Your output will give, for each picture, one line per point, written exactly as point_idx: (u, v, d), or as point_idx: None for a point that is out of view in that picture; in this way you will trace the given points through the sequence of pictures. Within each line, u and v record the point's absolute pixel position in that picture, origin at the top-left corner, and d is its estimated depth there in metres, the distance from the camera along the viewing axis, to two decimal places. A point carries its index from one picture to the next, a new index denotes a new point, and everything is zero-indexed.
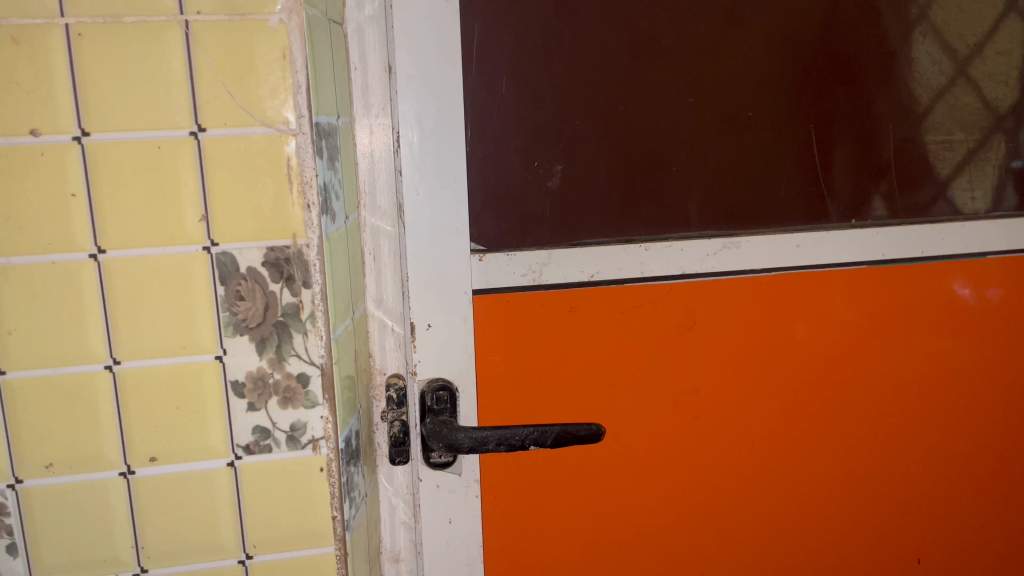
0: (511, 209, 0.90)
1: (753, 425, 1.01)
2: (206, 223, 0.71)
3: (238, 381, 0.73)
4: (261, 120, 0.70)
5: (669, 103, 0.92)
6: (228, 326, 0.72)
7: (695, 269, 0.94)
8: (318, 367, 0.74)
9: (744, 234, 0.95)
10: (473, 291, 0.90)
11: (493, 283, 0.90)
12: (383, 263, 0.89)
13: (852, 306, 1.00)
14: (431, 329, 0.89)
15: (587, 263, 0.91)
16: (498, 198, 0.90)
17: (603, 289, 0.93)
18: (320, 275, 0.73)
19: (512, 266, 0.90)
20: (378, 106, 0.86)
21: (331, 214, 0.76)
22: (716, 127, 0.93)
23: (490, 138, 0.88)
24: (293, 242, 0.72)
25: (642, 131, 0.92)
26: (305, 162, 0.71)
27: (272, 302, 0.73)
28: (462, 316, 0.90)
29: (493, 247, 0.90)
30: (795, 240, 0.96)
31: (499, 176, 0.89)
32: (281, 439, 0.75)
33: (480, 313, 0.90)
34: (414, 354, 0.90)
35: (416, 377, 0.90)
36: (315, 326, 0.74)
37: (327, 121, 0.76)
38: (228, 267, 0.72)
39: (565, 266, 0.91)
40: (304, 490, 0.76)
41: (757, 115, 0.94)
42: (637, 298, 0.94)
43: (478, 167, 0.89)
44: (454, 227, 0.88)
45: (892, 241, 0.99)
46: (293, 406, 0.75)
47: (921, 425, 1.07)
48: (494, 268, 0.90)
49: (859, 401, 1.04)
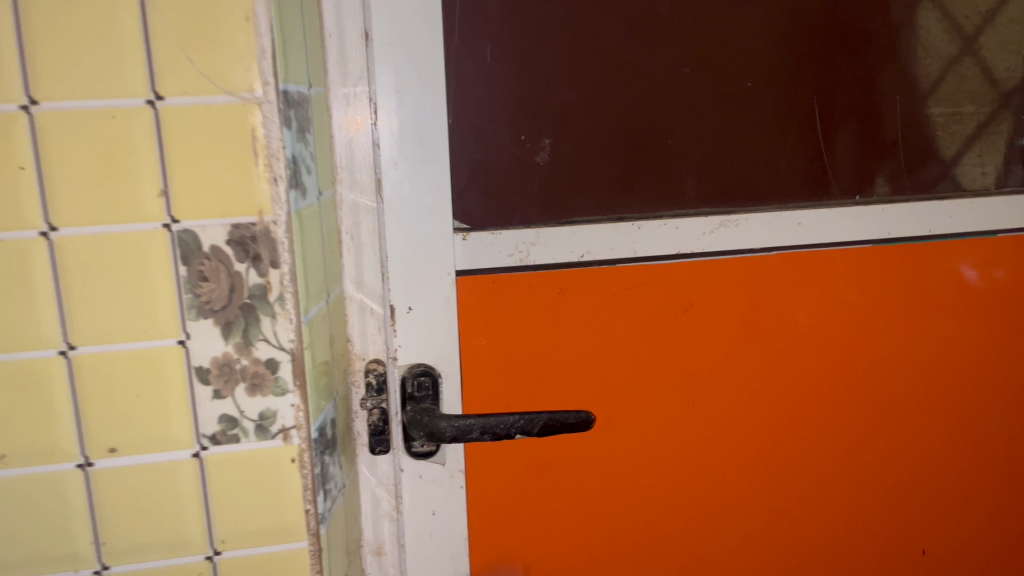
0: (496, 186, 0.85)
1: (751, 411, 0.97)
2: (166, 199, 0.66)
3: (202, 368, 0.69)
4: (224, 88, 0.65)
5: (664, 73, 0.87)
6: (191, 309, 0.68)
7: (691, 249, 0.90)
8: (287, 352, 0.70)
9: (743, 212, 0.90)
10: (457, 272, 0.85)
11: (477, 263, 0.85)
12: (364, 241, 0.84)
13: (856, 288, 0.96)
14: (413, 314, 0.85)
15: (577, 242, 0.87)
16: (482, 174, 0.85)
17: (594, 270, 0.88)
18: (289, 254, 0.68)
19: (498, 246, 0.85)
20: (357, 73, 0.80)
21: (302, 189, 0.71)
22: (713, 99, 0.88)
23: (474, 111, 0.83)
24: (259, 219, 0.68)
25: (635, 103, 0.87)
26: (271, 133, 0.67)
27: (238, 284, 0.68)
28: (445, 298, 0.86)
29: (478, 225, 0.85)
30: (796, 218, 0.91)
31: (485, 150, 0.84)
32: (249, 429, 0.70)
33: (464, 295, 0.86)
34: (394, 339, 0.85)
35: (397, 364, 0.86)
36: (284, 309, 0.69)
37: (297, 89, 0.71)
38: (190, 246, 0.67)
39: (555, 245, 0.86)
40: (274, 483, 0.72)
41: (756, 86, 0.89)
42: (630, 279, 0.89)
43: (462, 140, 0.84)
44: (436, 205, 0.83)
45: (898, 219, 0.94)
46: (262, 394, 0.70)
47: (927, 412, 1.02)
48: (480, 247, 0.85)
49: (863, 387, 0.99)
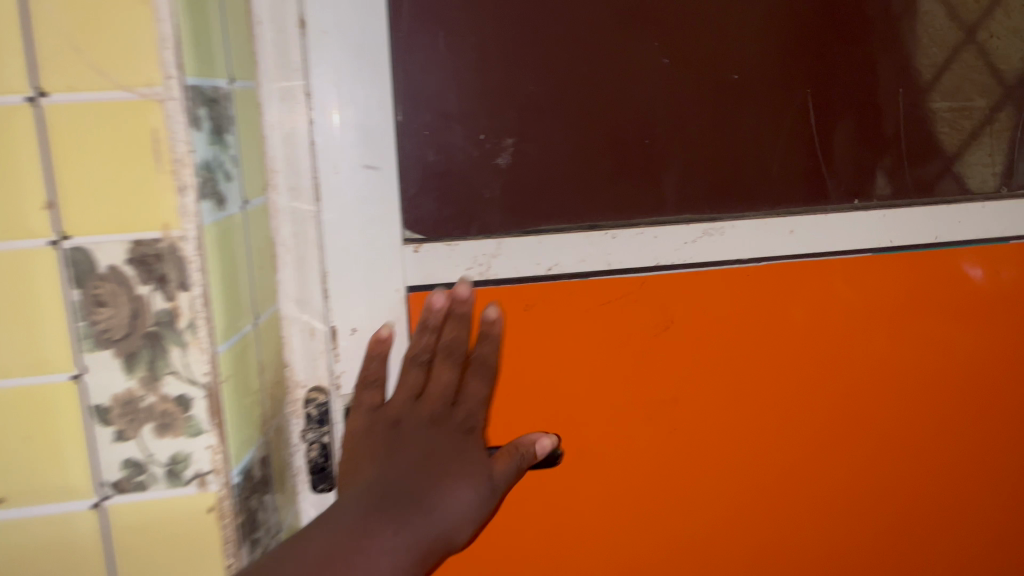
0: (450, 190, 0.75)
1: (737, 436, 0.88)
2: (53, 211, 0.57)
3: (102, 407, 0.60)
4: (118, 82, 0.56)
5: (639, 64, 0.77)
6: (86, 339, 0.59)
7: (671, 261, 0.80)
8: (201, 387, 0.61)
9: (728, 218, 0.80)
10: (407, 287, 0.76)
11: (431, 278, 0.76)
12: (305, 253, 0.76)
13: (857, 302, 0.86)
14: (356, 336, 0.77)
15: (544, 254, 0.77)
16: (433, 177, 0.74)
17: (563, 284, 0.78)
18: (200, 274, 0.59)
19: (454, 259, 0.76)
20: (295, 65, 0.72)
21: (217, 198, 0.62)
22: (693, 94, 0.78)
23: (426, 106, 0.73)
24: (164, 234, 0.58)
25: (607, 97, 0.77)
26: (175, 134, 0.57)
27: (141, 309, 0.59)
28: (394, 316, 0.77)
29: (432, 235, 0.76)
30: (788, 225, 0.81)
31: (437, 150, 0.74)
32: (158, 475, 0.61)
33: (416, 313, 0.77)
34: (336, 364, 0.77)
35: (340, 393, 0.77)
36: (196, 337, 0.60)
37: (211, 84, 0.62)
38: (83, 266, 0.58)
39: (518, 258, 0.76)
40: (189, 536, 0.63)
41: (742, 77, 0.79)
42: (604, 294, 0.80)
43: (411, 140, 0.74)
44: (383, 212, 0.74)
45: (902, 225, 0.84)
46: (172, 434, 0.61)
47: (934, 439, 0.92)
48: (433, 260, 0.76)
49: (861, 411, 0.90)
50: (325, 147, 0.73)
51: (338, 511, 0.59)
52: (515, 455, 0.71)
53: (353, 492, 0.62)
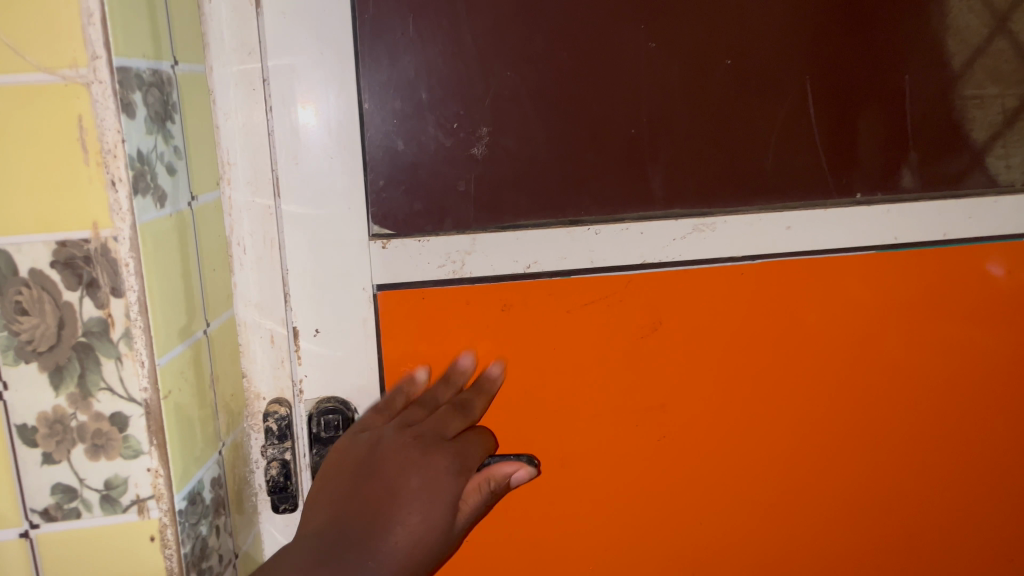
0: (420, 182, 0.69)
1: (731, 446, 0.82)
2: None
3: (26, 428, 0.53)
4: (38, 63, 0.50)
5: (627, 46, 0.70)
6: (6, 351, 0.52)
7: (658, 258, 0.74)
8: (140, 405, 0.55)
9: (720, 214, 0.74)
10: (376, 287, 0.70)
11: (400, 278, 0.70)
12: (264, 253, 0.70)
13: (860, 303, 0.79)
14: (319, 340, 0.71)
15: (523, 251, 0.71)
16: (400, 169, 0.68)
17: (545, 284, 0.72)
18: (137, 278, 0.53)
19: (427, 254, 0.69)
20: (250, 48, 0.66)
21: (157, 193, 0.56)
22: (690, 80, 0.72)
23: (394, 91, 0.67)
24: (94, 234, 0.52)
25: (593, 81, 0.70)
26: (105, 121, 0.51)
27: (69, 318, 0.53)
28: (361, 319, 0.71)
29: (401, 230, 0.69)
30: (784, 220, 0.75)
31: (405, 139, 0.68)
32: (92, 501, 0.55)
33: (384, 314, 0.70)
34: (298, 369, 0.71)
35: (303, 399, 0.72)
36: (132, 349, 0.54)
37: (149, 67, 0.55)
38: (2, 270, 0.51)
39: (495, 256, 0.70)
40: (129, 567, 0.57)
41: (734, 64, 0.72)
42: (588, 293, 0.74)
43: (377, 128, 0.67)
44: (346, 207, 0.68)
45: (909, 222, 0.77)
46: (107, 456, 0.55)
47: (945, 451, 0.86)
48: (403, 258, 0.69)
49: (862, 420, 0.83)
50: (280, 134, 0.67)
51: (276, 564, 0.50)
52: (480, 494, 0.64)
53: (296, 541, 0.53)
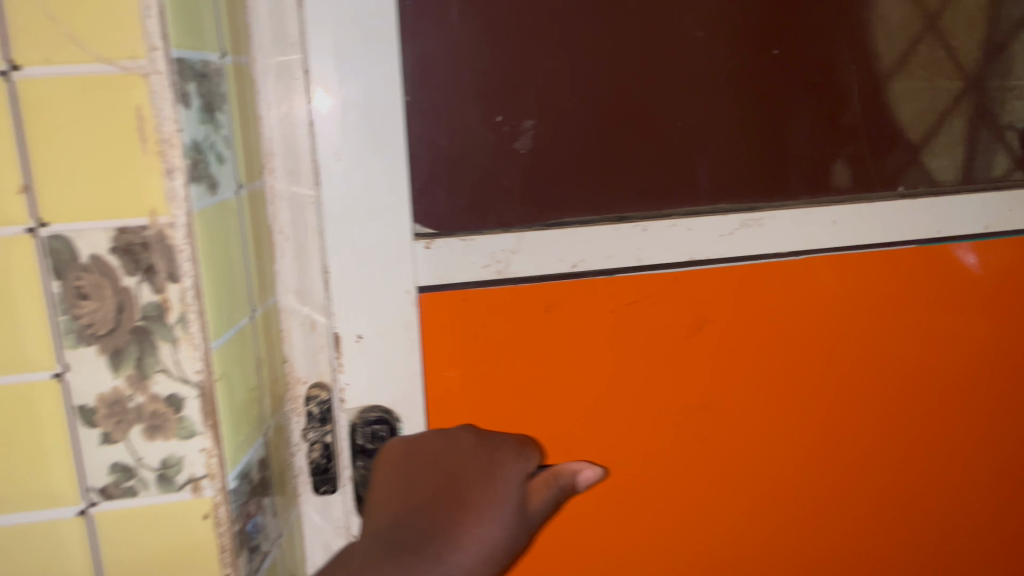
0: (464, 177, 0.69)
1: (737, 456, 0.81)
2: (29, 195, 0.52)
3: (87, 408, 0.55)
4: (98, 54, 0.51)
5: (673, 35, 0.70)
6: (68, 334, 0.54)
7: (705, 254, 0.74)
8: (194, 387, 0.56)
9: (768, 209, 0.74)
10: (418, 288, 0.70)
11: (444, 278, 0.70)
12: (305, 242, 0.71)
13: (866, 303, 0.79)
14: (363, 344, 0.70)
15: (568, 249, 0.71)
16: (446, 165, 0.69)
17: (588, 283, 0.72)
18: (191, 265, 0.55)
19: (472, 254, 0.69)
20: (291, 40, 0.67)
21: (209, 182, 0.58)
22: (719, 76, 0.72)
23: (437, 85, 0.67)
24: (151, 222, 0.54)
25: (638, 72, 0.70)
26: (162, 112, 0.52)
27: (127, 302, 0.54)
28: (405, 322, 0.70)
29: (444, 229, 0.70)
30: (829, 215, 0.75)
31: (450, 136, 0.68)
32: (148, 479, 0.57)
33: (428, 316, 0.70)
34: (339, 374, 0.71)
35: (344, 407, 0.72)
36: (187, 333, 0.55)
37: (202, 58, 0.57)
38: (63, 256, 0.53)
39: (539, 253, 0.70)
40: (182, 545, 0.58)
41: (782, 53, 0.72)
42: (632, 293, 0.73)
43: (423, 125, 0.68)
44: (388, 208, 0.68)
45: (953, 215, 0.78)
46: (163, 437, 0.57)
47: (944, 447, 0.86)
48: (447, 257, 0.69)
49: (858, 423, 0.83)
50: (330, 131, 0.66)
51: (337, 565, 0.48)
52: (546, 490, 0.54)
53: (358, 542, 0.51)
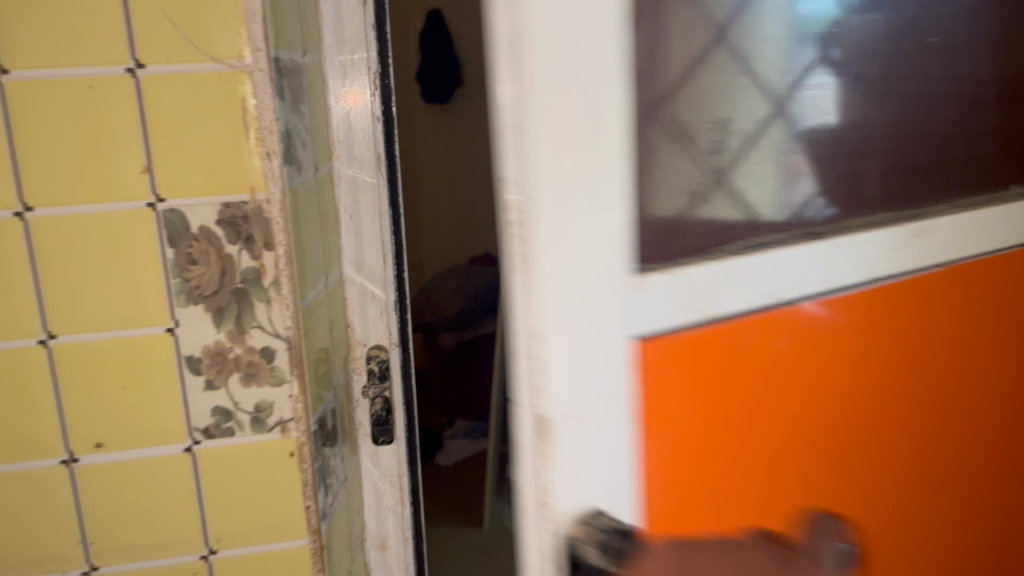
0: (666, 164, 0.42)
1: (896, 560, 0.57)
2: (150, 174, 0.61)
3: (193, 358, 0.64)
4: (211, 55, 0.60)
5: None
6: (179, 294, 0.63)
7: (939, 254, 0.54)
8: (284, 340, 0.65)
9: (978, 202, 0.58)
10: (637, 334, 0.38)
11: (658, 319, 0.39)
12: (364, 221, 0.80)
13: (1002, 333, 0.62)
14: (576, 441, 0.38)
15: (802, 268, 0.46)
16: (644, 130, 0.40)
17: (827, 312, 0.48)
18: (284, 235, 0.63)
19: (694, 287, 0.40)
20: (355, 42, 0.76)
21: (297, 164, 0.66)
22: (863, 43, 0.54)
23: None
24: (251, 197, 0.63)
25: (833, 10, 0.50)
26: (263, 104, 0.62)
27: (229, 268, 0.63)
28: (604, 413, 0.38)
29: (653, 250, 0.40)
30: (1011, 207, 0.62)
31: (656, 82, 0.40)
32: (244, 422, 0.66)
33: (645, 372, 0.39)
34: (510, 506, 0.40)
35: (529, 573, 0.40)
36: (280, 294, 0.64)
37: (289, 57, 0.66)
38: (177, 227, 0.62)
39: (793, 277, 0.45)
40: (272, 479, 0.68)
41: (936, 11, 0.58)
42: (864, 317, 0.50)
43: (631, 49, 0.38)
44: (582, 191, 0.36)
45: None
46: (257, 384, 0.66)
47: None
48: (661, 302, 0.39)
49: (991, 483, 0.64)
50: (538, 68, 0.33)
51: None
52: None
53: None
